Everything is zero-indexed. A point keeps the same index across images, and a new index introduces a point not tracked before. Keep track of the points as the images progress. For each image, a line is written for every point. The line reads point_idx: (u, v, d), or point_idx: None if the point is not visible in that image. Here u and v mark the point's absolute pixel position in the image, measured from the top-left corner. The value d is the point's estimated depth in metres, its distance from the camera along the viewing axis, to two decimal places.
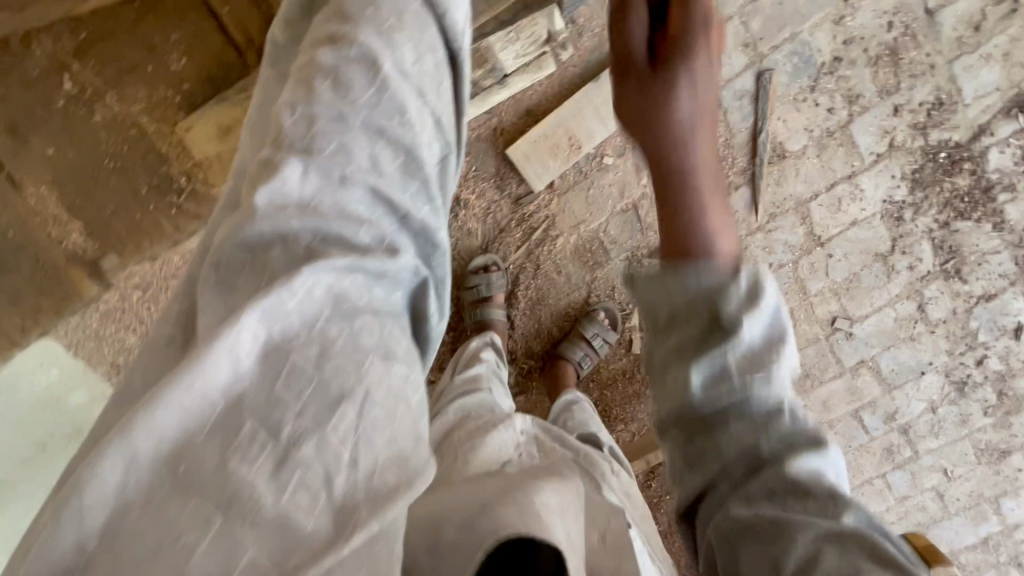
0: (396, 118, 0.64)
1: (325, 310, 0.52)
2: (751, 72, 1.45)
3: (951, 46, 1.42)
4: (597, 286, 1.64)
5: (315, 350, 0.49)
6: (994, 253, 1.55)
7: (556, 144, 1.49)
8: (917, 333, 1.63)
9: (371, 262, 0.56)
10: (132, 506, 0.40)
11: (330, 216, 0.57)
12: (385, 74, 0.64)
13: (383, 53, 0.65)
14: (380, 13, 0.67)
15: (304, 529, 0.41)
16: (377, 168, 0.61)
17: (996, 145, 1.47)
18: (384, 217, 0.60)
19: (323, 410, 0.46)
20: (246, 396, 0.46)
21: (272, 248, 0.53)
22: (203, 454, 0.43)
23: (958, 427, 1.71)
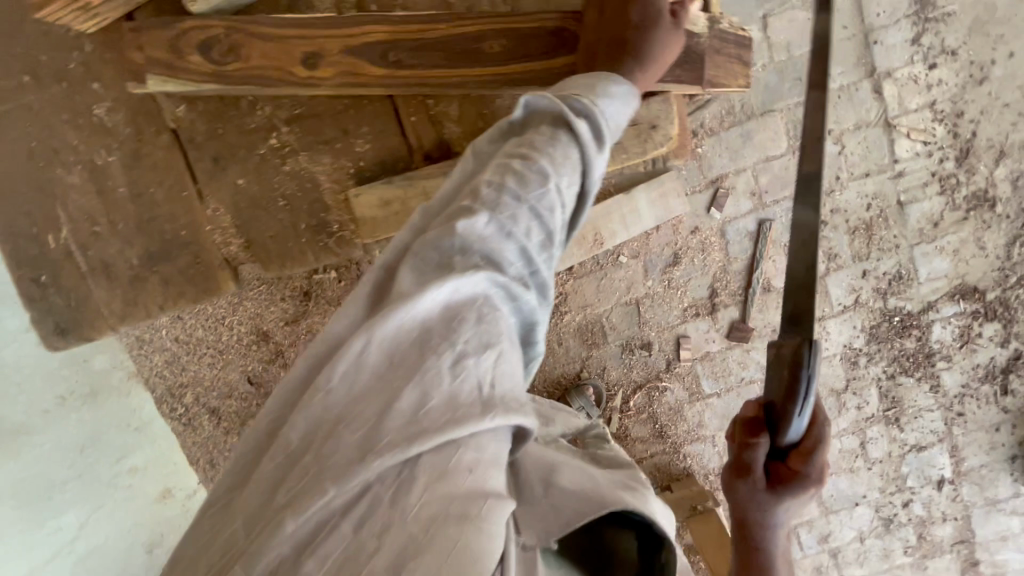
0: (554, 210, 0.65)
1: (482, 298, 0.59)
2: (754, 217, 1.74)
3: (914, 234, 1.73)
4: (590, 364, 1.83)
5: (474, 316, 0.58)
6: (928, 410, 1.80)
7: (584, 235, 1.70)
8: (856, 467, 1.84)
9: (514, 285, 0.62)
10: (360, 376, 0.55)
11: (488, 252, 0.62)
12: (552, 179, 0.65)
13: (551, 166, 0.66)
14: (552, 144, 0.68)
15: (458, 413, 0.52)
16: (530, 239, 0.64)
17: (940, 320, 1.75)
18: (523, 263, 0.64)
19: (479, 349, 0.56)
20: (429, 327, 0.56)
21: (450, 258, 0.60)
22: (406, 354, 0.55)
23: (881, 560, 1.89)
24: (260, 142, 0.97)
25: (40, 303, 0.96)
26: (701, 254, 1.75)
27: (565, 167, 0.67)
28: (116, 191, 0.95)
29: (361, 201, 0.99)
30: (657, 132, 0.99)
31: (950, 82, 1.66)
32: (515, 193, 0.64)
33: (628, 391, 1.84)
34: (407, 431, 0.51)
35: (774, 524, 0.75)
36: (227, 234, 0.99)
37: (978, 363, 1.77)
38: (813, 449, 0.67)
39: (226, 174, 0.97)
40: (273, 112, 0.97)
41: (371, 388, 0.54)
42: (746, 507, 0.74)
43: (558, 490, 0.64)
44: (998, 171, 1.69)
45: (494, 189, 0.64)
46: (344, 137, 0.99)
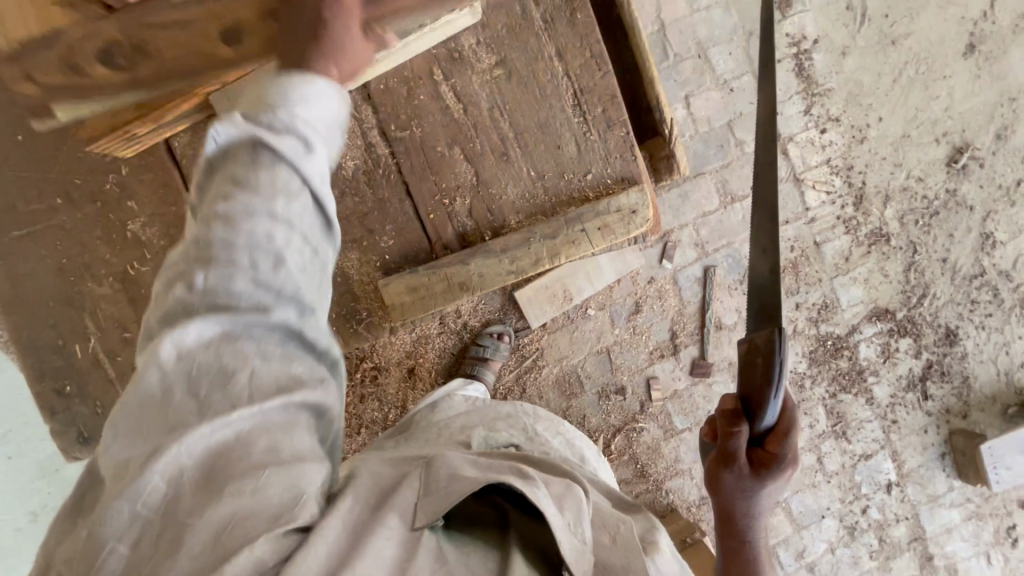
0: (277, 244, 0.61)
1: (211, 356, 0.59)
2: (700, 264, 1.96)
3: (831, 268, 2.01)
4: (570, 413, 1.93)
5: (198, 378, 0.59)
6: (868, 421, 2.03)
7: (554, 293, 1.87)
8: (817, 481, 2.02)
9: (240, 327, 0.60)
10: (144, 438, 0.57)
11: (267, 221, 0.61)
12: (284, 223, 0.61)
13: (267, 204, 0.61)
14: (250, 174, 0.61)
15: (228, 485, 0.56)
16: (257, 272, 0.61)
17: (864, 340, 2.02)
18: (311, 224, 0.64)
19: (217, 417, 0.58)
20: (188, 392, 0.58)
21: (211, 247, 0.60)
22: (182, 415, 0.58)
23: (852, 567, 2.04)
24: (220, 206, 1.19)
25: (64, 416, 1.19)
26: (659, 300, 1.94)
27: (287, 201, 0.61)
28: (151, 299, 1.21)
29: (389, 291, 1.15)
30: (637, 217, 1.11)
31: (839, 142, 2.00)
32: (267, 173, 0.62)
33: (609, 435, 1.95)
34: (227, 414, 0.58)
35: (754, 506, 0.87)
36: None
37: (900, 374, 2.03)
38: (787, 434, 0.79)
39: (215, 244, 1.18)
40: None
41: (171, 400, 0.58)
42: (731, 493, 0.86)
43: (455, 480, 0.71)
44: (887, 211, 2.02)
45: (248, 176, 0.61)
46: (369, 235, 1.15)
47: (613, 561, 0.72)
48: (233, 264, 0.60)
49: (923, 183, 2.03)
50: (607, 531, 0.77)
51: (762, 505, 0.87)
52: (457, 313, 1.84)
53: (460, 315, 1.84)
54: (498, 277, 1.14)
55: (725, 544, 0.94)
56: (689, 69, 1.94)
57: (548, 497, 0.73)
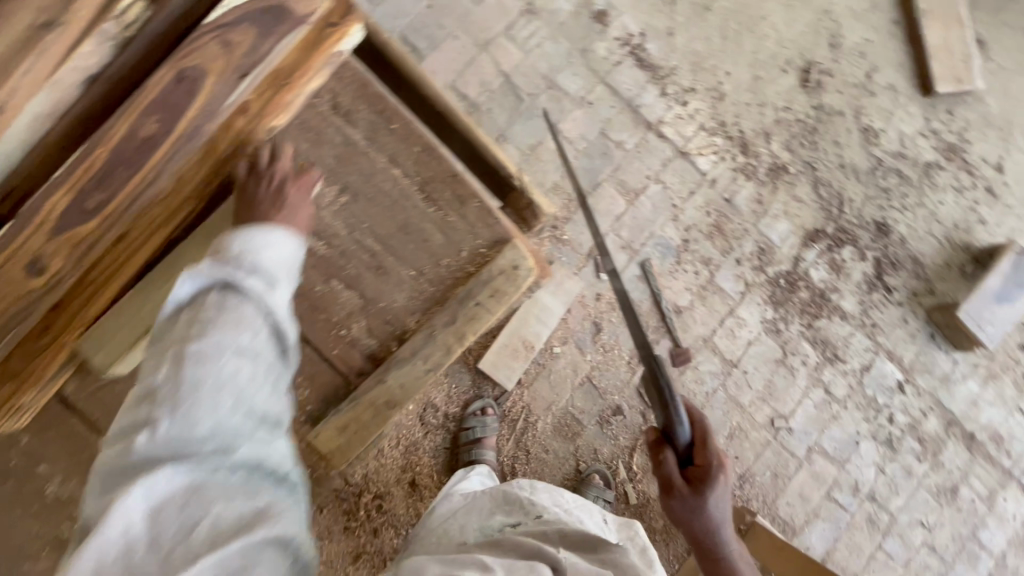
0: (241, 366, 0.87)
1: (185, 484, 0.75)
2: (635, 263, 2.01)
3: (751, 215, 2.09)
4: (582, 453, 1.89)
5: (169, 502, 0.74)
6: (851, 336, 2.06)
7: (515, 348, 1.88)
8: (837, 412, 2.01)
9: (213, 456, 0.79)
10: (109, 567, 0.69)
11: (224, 359, 0.86)
12: (239, 350, 0.88)
13: (233, 340, 0.88)
14: (209, 324, 0.89)
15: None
16: (224, 407, 0.82)
17: (811, 265, 2.08)
18: (265, 353, 0.92)
19: (184, 530, 0.72)
20: (159, 516, 0.73)
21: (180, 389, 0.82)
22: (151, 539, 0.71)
23: (908, 479, 2.01)
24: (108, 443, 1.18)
25: None
26: (614, 312, 1.97)
27: (243, 327, 0.90)
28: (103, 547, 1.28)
29: (324, 437, 1.20)
30: (519, 271, 1.27)
31: (703, 107, 2.13)
32: (231, 316, 0.91)
33: (627, 458, 1.91)
34: (194, 548, 0.71)
35: (712, 518, 1.00)
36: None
37: (858, 281, 2.09)
38: (705, 446, 0.97)
39: None
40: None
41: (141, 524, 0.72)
42: (686, 515, 0.99)
43: None
44: (774, 146, 2.14)
45: (218, 318, 0.90)
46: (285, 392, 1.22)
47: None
48: (202, 405, 0.81)
49: (791, 109, 2.16)
50: None
51: (718, 516, 1.00)
52: (434, 406, 1.82)
53: (437, 408, 1.82)
54: (418, 380, 1.22)
55: (709, 566, 1.06)
56: (546, 102, 2.06)
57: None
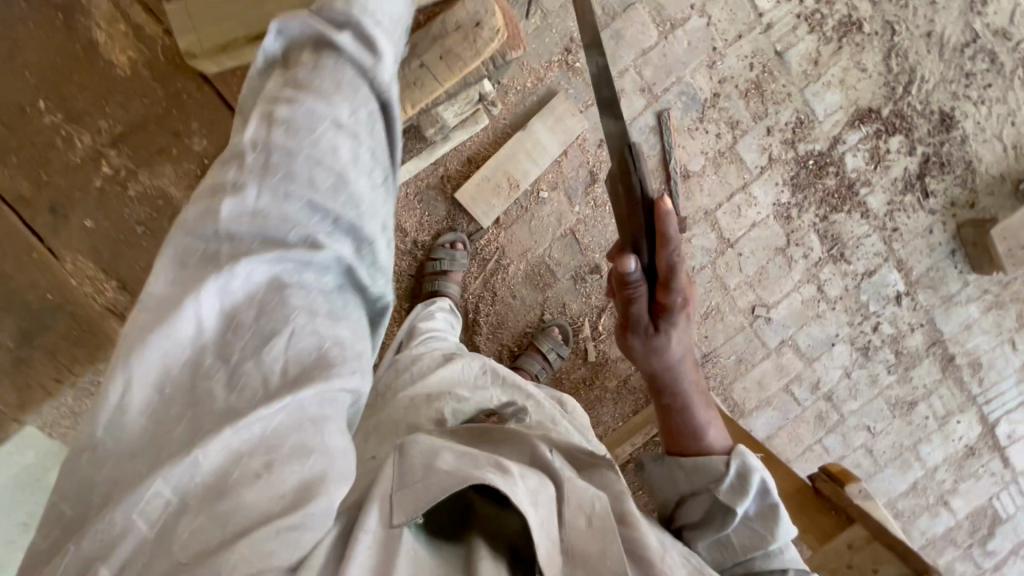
0: (333, 164, 0.63)
1: (260, 328, 0.55)
2: (651, 112, 1.75)
3: (800, 78, 1.77)
4: (549, 304, 1.82)
5: (233, 350, 0.54)
6: (866, 237, 1.87)
7: (497, 184, 1.71)
8: (822, 311, 1.91)
9: (295, 267, 0.59)
10: (125, 460, 0.48)
11: (332, 136, 0.63)
12: (334, 129, 0.64)
13: (324, 113, 0.63)
14: (315, 85, 0.64)
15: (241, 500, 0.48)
16: (316, 209, 0.61)
17: (850, 150, 1.81)
18: (366, 129, 0.66)
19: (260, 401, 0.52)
20: (198, 390, 0.52)
21: (271, 162, 0.60)
22: (171, 437, 0.49)
23: (871, 387, 1.99)
24: (43, 166, 0.89)
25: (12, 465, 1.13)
26: None
27: (344, 92, 0.65)
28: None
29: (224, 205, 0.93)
30: (482, 31, 0.91)
31: None
32: (329, 80, 0.64)
33: (594, 318, 1.86)
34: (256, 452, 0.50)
35: (666, 346, 0.99)
36: (97, 285, 0.96)
37: (896, 178, 1.84)
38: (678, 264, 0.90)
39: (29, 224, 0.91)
40: (91, 140, 0.89)
41: (217, 313, 0.54)
42: (644, 339, 0.99)
43: (431, 471, 0.62)
44: None
45: (308, 79, 0.64)
46: (178, 140, 0.91)
47: (588, 549, 0.64)
48: (285, 235, 0.59)
49: None
50: (583, 513, 0.68)
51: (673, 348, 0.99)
52: (402, 231, 1.71)
53: (406, 234, 1.71)
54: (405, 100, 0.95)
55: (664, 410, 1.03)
56: None
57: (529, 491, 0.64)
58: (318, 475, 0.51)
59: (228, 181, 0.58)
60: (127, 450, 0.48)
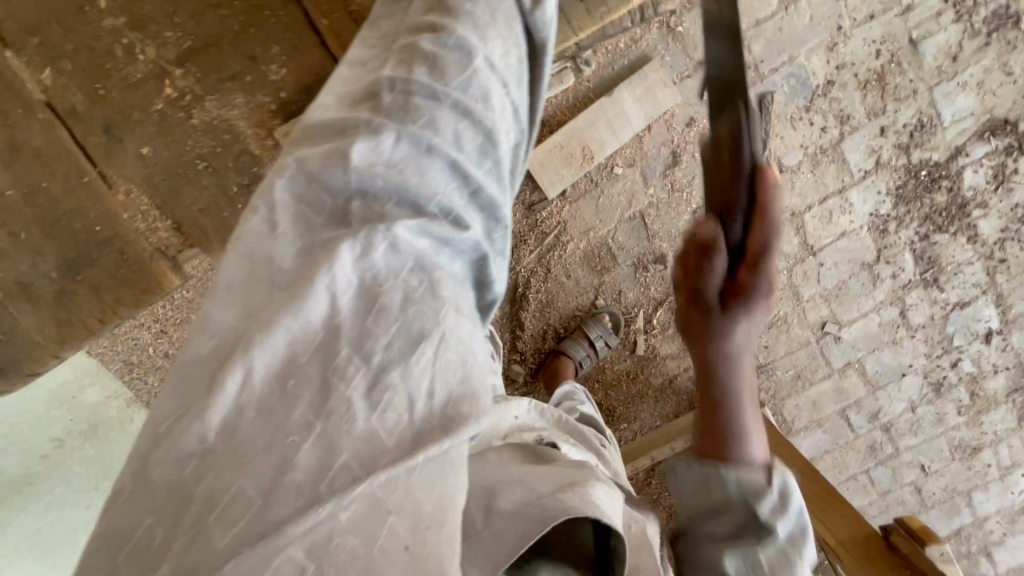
0: (481, 99, 0.66)
1: (409, 267, 0.54)
2: (753, 94, 1.56)
3: (932, 73, 1.55)
4: (604, 290, 1.71)
5: (400, 296, 0.52)
6: (968, 264, 1.68)
7: (570, 153, 1.57)
8: (899, 337, 1.75)
9: (437, 228, 0.58)
10: (245, 409, 0.45)
11: (480, 88, 0.66)
12: (476, 63, 0.67)
13: (477, 44, 0.68)
14: (476, 10, 0.71)
15: (385, 442, 0.46)
16: (459, 143, 0.63)
17: (970, 165, 1.60)
18: (513, 82, 0.71)
19: (407, 346, 0.49)
20: (344, 325, 0.49)
21: (412, 103, 0.63)
22: (309, 376, 0.47)
23: (935, 425, 1.84)
24: (155, 95, 1.01)
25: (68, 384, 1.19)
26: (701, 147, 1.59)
27: (498, 28, 0.71)
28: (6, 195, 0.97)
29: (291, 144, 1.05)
30: None
31: None
32: (488, 7, 0.72)
33: (649, 310, 1.74)
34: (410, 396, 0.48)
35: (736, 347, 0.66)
36: (149, 219, 1.04)
37: (1016, 203, 1.63)
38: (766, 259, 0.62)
39: (125, 142, 1.01)
40: (157, 53, 1.00)
41: (356, 296, 0.51)
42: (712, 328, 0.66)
43: (492, 513, 0.53)
44: None
45: (460, 8, 0.70)
46: (254, 64, 1.02)
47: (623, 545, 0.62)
48: (431, 177, 0.60)
49: None
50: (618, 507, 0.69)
51: (741, 353, 0.67)
52: None
53: None
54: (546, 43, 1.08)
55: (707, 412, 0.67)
56: None
57: (609, 494, 0.60)
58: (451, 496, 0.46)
59: (366, 121, 0.60)
60: (237, 453, 0.43)
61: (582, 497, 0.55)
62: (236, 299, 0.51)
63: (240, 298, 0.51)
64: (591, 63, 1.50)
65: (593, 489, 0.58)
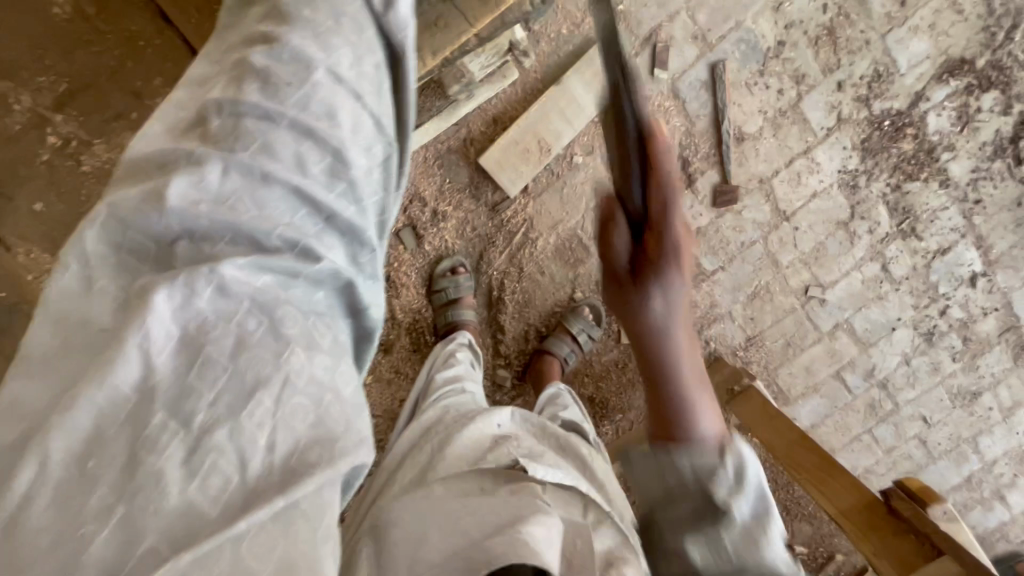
0: (325, 118, 0.57)
1: (247, 304, 0.48)
2: (704, 64, 1.52)
3: (882, 21, 1.52)
4: (580, 282, 1.68)
5: (231, 342, 0.46)
6: (943, 210, 1.65)
7: (526, 149, 1.53)
8: (884, 292, 1.72)
9: (278, 262, 0.52)
10: (35, 503, 0.37)
11: (320, 108, 0.57)
12: (317, 78, 0.58)
13: (318, 56, 0.58)
14: (316, 14, 0.60)
15: (208, 515, 0.40)
16: (302, 168, 0.55)
17: (933, 109, 1.57)
18: (368, 93, 0.61)
19: (238, 398, 0.44)
20: (161, 388, 0.42)
21: (243, 127, 0.54)
22: (115, 452, 0.40)
23: (931, 375, 1.81)
24: (41, 146, 1.01)
25: None
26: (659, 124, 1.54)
27: (344, 34, 0.61)
28: None
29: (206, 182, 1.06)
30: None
31: None
32: (328, 11, 0.61)
33: None
34: (243, 459, 0.42)
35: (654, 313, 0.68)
36: None
37: (984, 142, 1.60)
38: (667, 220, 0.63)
39: (20, 200, 1.01)
40: (34, 101, 0.99)
41: (179, 349, 0.44)
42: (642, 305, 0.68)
43: (415, 563, 0.52)
44: None
45: (293, 10, 0.59)
46: (139, 101, 1.03)
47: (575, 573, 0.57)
48: (268, 211, 0.53)
49: None
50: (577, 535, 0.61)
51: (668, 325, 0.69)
52: (421, 201, 1.51)
53: (424, 203, 1.52)
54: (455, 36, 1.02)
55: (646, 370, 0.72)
56: None
57: (547, 532, 0.54)
58: (289, 566, 0.41)
59: (187, 152, 0.52)
60: (25, 557, 0.36)
61: (509, 541, 0.51)
62: (44, 372, 0.42)
63: (48, 369, 0.42)
64: (531, 53, 1.49)
65: (526, 528, 0.53)
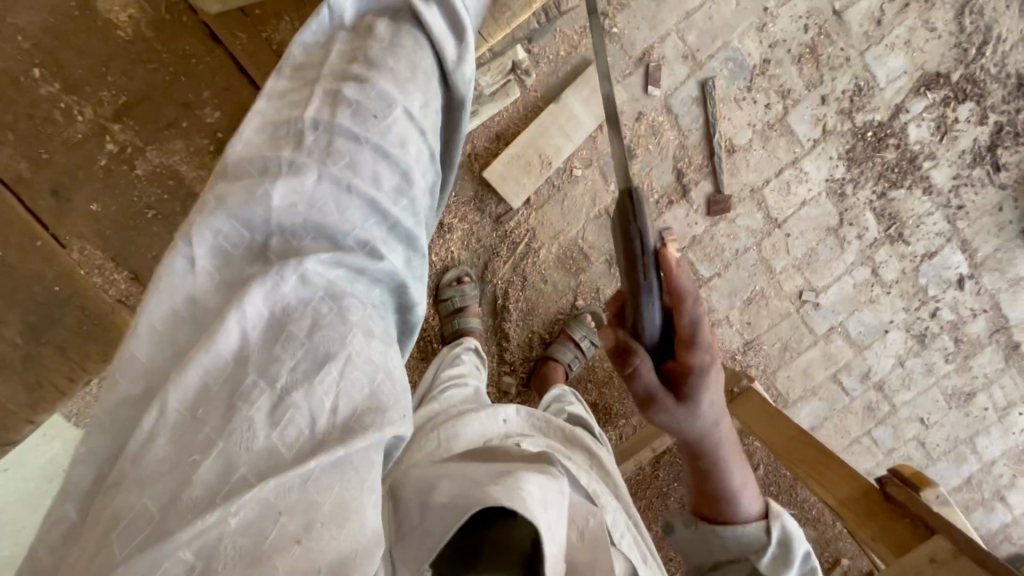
0: (397, 143, 0.67)
1: (321, 294, 0.55)
2: (695, 81, 1.61)
3: (860, 39, 1.62)
4: (582, 289, 1.73)
5: (308, 322, 0.53)
6: (928, 216, 1.72)
7: (528, 162, 1.61)
8: (876, 296, 1.78)
9: (353, 260, 0.59)
10: (156, 435, 0.47)
11: (396, 135, 0.67)
12: (396, 111, 0.68)
13: (399, 97, 0.69)
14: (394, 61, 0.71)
15: (283, 458, 0.47)
16: (376, 184, 0.64)
17: (913, 120, 1.66)
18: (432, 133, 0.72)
19: (312, 367, 0.51)
20: (251, 352, 0.51)
21: (334, 146, 0.63)
22: (216, 404, 0.48)
23: (926, 376, 1.86)
24: (98, 152, 1.14)
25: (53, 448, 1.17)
26: (654, 138, 1.62)
27: (419, 83, 0.72)
28: None
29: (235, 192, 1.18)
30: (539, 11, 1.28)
31: None
32: (406, 61, 0.72)
33: None
34: (315, 417, 0.49)
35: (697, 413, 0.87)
36: (105, 272, 1.17)
37: (963, 150, 1.68)
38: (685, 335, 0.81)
39: (76, 203, 1.14)
40: (96, 114, 1.13)
41: (266, 328, 0.52)
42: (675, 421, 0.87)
43: (427, 511, 0.56)
44: None
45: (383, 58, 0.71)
46: (189, 112, 1.17)
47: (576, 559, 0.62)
48: (345, 216, 0.61)
49: None
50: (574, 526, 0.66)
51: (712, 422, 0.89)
52: None
53: None
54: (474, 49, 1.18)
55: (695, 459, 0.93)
56: None
57: (541, 487, 0.57)
58: (347, 505, 0.47)
59: (288, 162, 0.61)
60: (151, 479, 0.45)
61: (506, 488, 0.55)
62: (163, 338, 0.52)
63: (166, 339, 0.52)
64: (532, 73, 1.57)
65: (524, 482, 0.57)
